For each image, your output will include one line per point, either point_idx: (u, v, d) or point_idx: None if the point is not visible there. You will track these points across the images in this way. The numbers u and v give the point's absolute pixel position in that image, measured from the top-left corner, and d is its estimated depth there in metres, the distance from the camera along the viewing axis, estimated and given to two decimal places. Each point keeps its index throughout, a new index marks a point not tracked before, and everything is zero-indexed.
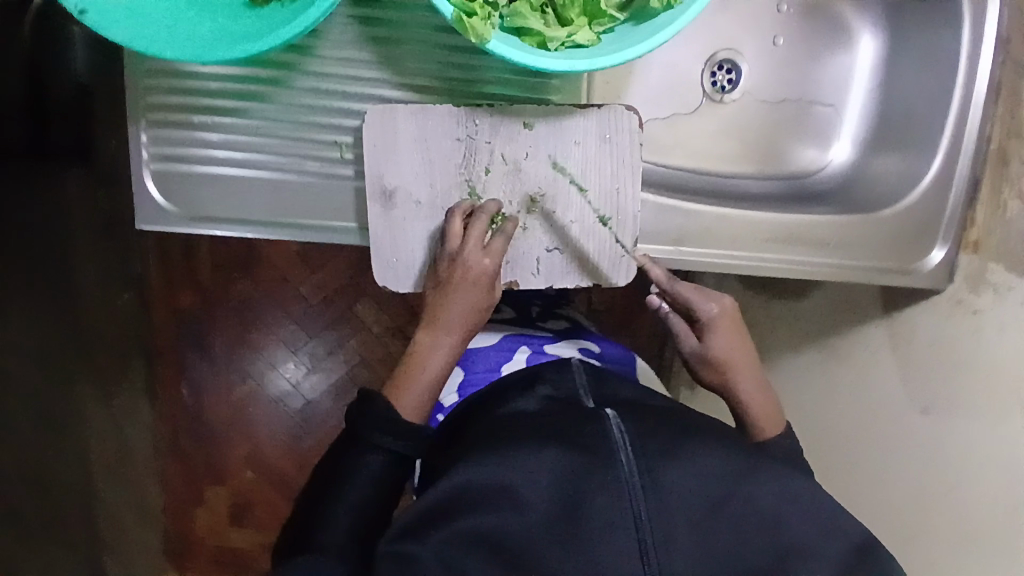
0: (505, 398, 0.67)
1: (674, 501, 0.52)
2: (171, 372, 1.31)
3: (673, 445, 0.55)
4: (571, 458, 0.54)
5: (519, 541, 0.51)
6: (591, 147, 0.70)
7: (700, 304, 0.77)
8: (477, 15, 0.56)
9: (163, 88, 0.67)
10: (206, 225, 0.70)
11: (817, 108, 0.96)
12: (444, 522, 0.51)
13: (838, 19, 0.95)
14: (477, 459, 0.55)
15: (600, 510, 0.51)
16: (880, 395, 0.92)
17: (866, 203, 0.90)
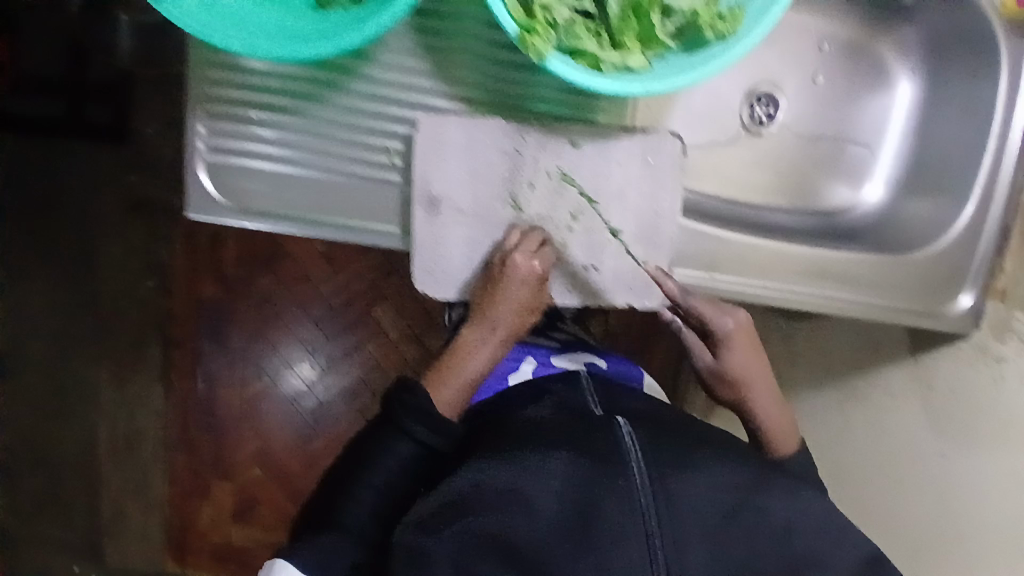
0: (525, 406, 0.75)
1: (682, 510, 0.60)
2: (186, 360, 1.31)
3: (680, 461, 0.64)
4: (582, 464, 0.63)
5: (534, 539, 0.59)
6: (634, 169, 0.72)
7: (717, 320, 0.79)
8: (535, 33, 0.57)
9: (226, 82, 0.69)
10: (252, 218, 0.72)
11: (852, 147, 0.97)
12: (465, 517, 0.60)
13: (878, 62, 0.96)
14: (498, 461, 0.64)
15: (611, 515, 0.60)
16: (900, 437, 0.92)
17: (898, 245, 0.90)
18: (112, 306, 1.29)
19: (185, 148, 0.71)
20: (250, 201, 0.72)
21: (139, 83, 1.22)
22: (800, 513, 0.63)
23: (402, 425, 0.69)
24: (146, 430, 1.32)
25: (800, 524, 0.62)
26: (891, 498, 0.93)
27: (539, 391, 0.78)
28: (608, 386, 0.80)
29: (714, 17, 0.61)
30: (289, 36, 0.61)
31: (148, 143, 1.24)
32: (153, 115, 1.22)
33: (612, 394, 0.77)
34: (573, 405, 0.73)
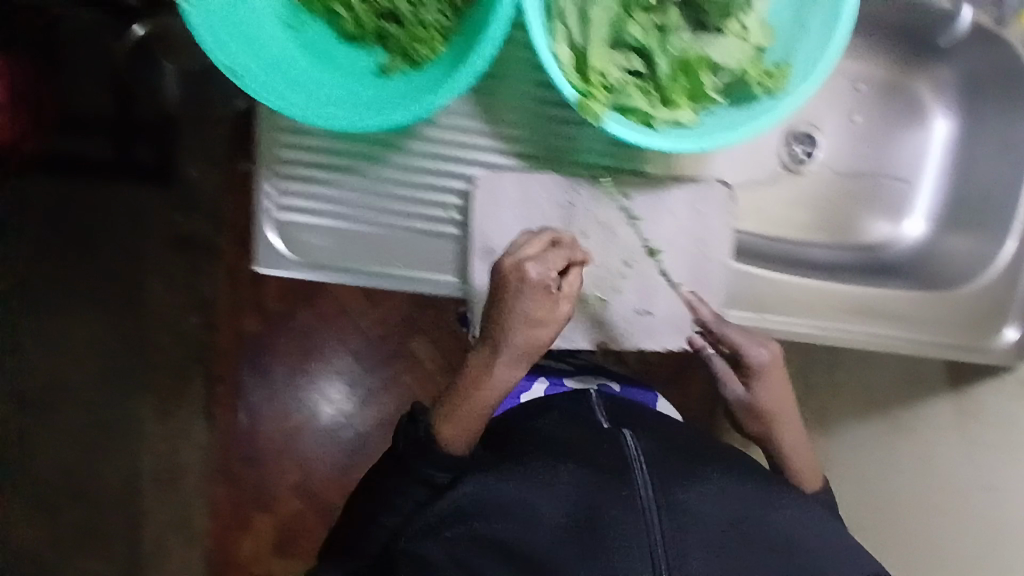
0: (539, 417, 0.78)
1: (683, 519, 0.64)
2: (228, 394, 1.30)
3: (682, 472, 0.69)
4: (587, 474, 0.67)
5: (540, 540, 0.64)
6: (684, 216, 0.74)
7: (752, 352, 0.73)
8: (592, 96, 0.60)
9: (293, 144, 0.73)
10: (318, 271, 0.75)
11: (890, 182, 0.98)
12: (471, 520, 0.65)
13: (914, 100, 0.98)
14: (505, 473, 0.68)
15: (614, 525, 0.63)
16: (949, 471, 0.91)
17: (939, 281, 0.92)
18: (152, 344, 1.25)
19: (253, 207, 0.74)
20: (314, 254, 0.75)
21: (184, 129, 1.20)
22: (799, 524, 0.67)
23: (416, 470, 0.68)
24: (189, 464, 1.28)
25: (800, 535, 0.66)
26: (933, 532, 0.92)
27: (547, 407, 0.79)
28: (614, 403, 0.82)
29: (762, 73, 0.64)
30: (362, 107, 0.63)
31: (193, 186, 1.23)
32: (198, 157, 1.22)
33: (626, 415, 0.80)
34: (582, 417, 0.77)
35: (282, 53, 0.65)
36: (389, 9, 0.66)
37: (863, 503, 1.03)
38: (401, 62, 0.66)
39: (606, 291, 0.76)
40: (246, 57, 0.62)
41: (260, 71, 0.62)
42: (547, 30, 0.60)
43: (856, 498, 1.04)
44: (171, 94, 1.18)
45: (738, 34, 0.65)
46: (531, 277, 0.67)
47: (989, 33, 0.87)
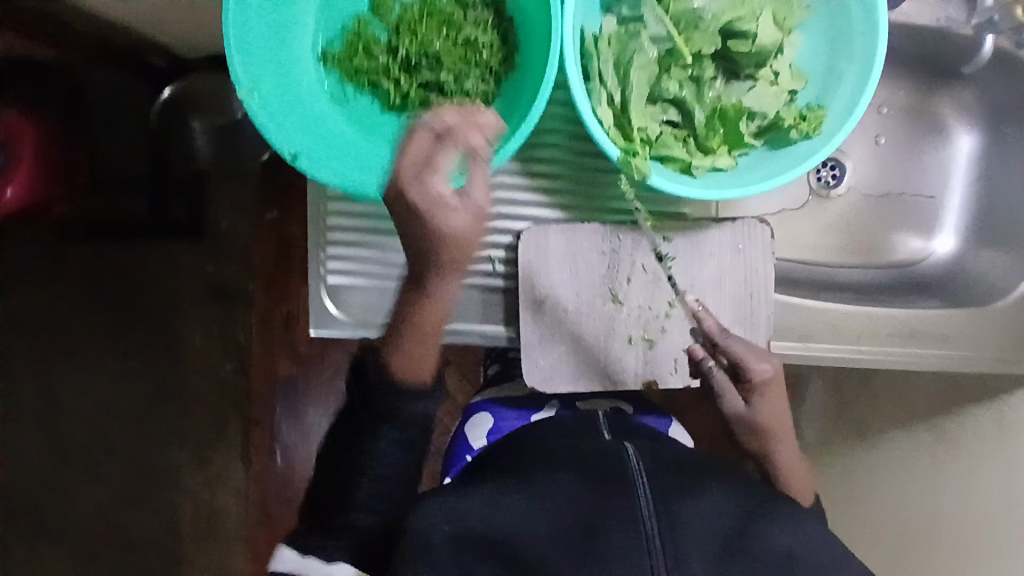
0: (546, 435, 0.78)
1: (686, 531, 0.62)
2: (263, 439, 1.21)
3: (683, 486, 0.66)
4: (587, 485, 0.66)
5: (536, 546, 0.62)
6: (725, 257, 0.77)
7: (756, 366, 0.74)
8: (639, 155, 0.62)
9: (343, 211, 0.75)
10: (373, 331, 0.77)
11: (919, 201, 0.99)
12: (467, 522, 0.63)
13: (938, 119, 0.99)
14: (502, 483, 0.67)
15: (616, 535, 0.62)
16: (991, 485, 0.86)
17: (974, 296, 0.92)
18: (191, 388, 1.19)
19: (305, 271, 0.76)
20: (365, 314, 0.77)
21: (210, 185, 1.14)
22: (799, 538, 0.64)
23: (377, 406, 0.69)
24: (226, 509, 1.21)
25: (800, 551, 0.63)
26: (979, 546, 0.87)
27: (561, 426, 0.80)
28: (628, 426, 0.82)
29: (797, 118, 0.66)
30: None
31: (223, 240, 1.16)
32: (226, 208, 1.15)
33: (632, 435, 0.78)
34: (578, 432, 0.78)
35: (333, 128, 0.68)
36: (432, 80, 0.69)
37: (898, 518, 0.98)
38: None
39: (653, 332, 0.77)
40: (302, 136, 0.65)
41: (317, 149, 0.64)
42: (588, 93, 0.62)
43: (896, 516, 0.98)
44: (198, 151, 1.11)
45: (768, 80, 0.68)
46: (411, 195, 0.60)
47: (1014, 57, 0.89)
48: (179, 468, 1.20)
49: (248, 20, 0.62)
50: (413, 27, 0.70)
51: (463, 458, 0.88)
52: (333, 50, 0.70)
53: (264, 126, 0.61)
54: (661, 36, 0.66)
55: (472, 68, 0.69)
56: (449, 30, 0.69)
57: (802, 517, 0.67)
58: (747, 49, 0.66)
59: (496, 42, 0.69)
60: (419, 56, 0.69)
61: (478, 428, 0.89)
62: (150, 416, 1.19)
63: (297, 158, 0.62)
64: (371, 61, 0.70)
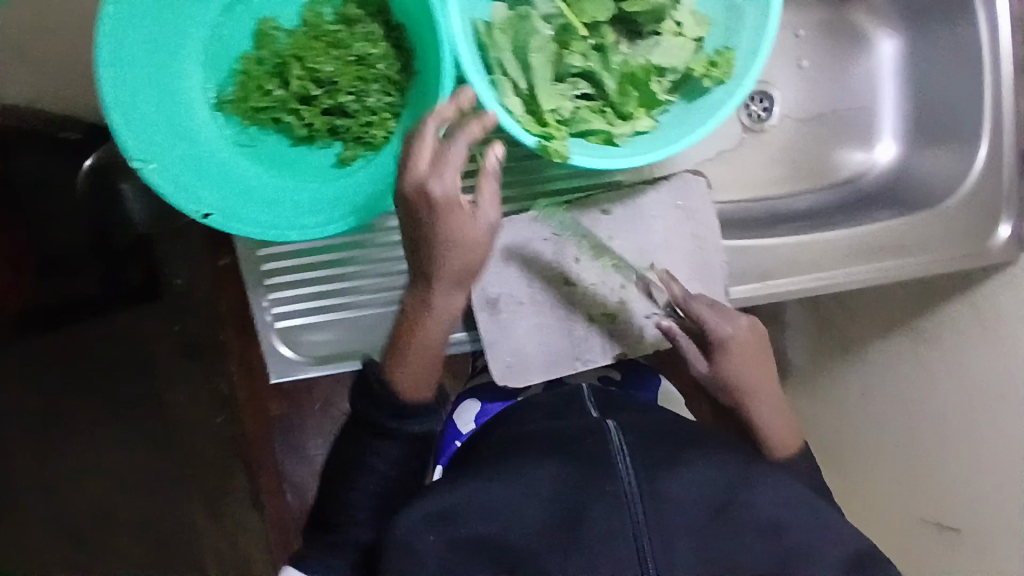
0: (519, 422, 0.73)
1: (673, 506, 0.58)
2: (272, 481, 1.14)
3: (665, 458, 0.62)
4: (571, 471, 0.61)
5: (518, 544, 0.58)
6: (670, 215, 0.76)
7: (718, 327, 0.71)
8: (556, 138, 0.61)
9: (278, 252, 0.74)
10: (333, 365, 0.76)
11: (853, 114, 0.99)
12: (450, 525, 0.58)
13: (857, 29, 0.98)
14: (481, 479, 0.62)
15: (600, 520, 0.57)
16: (980, 377, 0.87)
17: (924, 200, 0.92)
18: (191, 449, 1.16)
19: (255, 323, 0.75)
20: (326, 351, 0.77)
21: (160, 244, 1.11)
22: (787, 505, 0.59)
23: (377, 425, 0.65)
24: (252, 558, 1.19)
25: (787, 519, 0.58)
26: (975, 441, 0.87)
27: (545, 410, 0.73)
28: (616, 397, 0.75)
29: (706, 65, 0.64)
30: (334, 203, 0.65)
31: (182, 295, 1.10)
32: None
33: (616, 408, 0.72)
34: (564, 411, 0.72)
35: (241, 175, 0.68)
36: (332, 105, 0.68)
37: (894, 426, 0.98)
38: (361, 149, 0.69)
39: (613, 304, 0.76)
40: (211, 193, 0.65)
41: (231, 204, 0.64)
42: (492, 85, 0.61)
43: (893, 422, 0.98)
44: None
45: (673, 32, 0.66)
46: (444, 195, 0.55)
47: None
48: (195, 527, 1.18)
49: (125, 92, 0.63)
50: (299, 52, 0.68)
51: (451, 445, 0.85)
52: (225, 95, 0.69)
53: (168, 195, 0.61)
54: (552, 13, 0.64)
55: (371, 83, 0.68)
56: (337, 51, 0.68)
57: (787, 480, 0.62)
58: (640, 7, 0.65)
59: (390, 52, 0.67)
60: (312, 83, 0.68)
61: (464, 414, 0.85)
62: (158, 483, 1.18)
63: (209, 217, 0.62)
64: (267, 97, 0.69)
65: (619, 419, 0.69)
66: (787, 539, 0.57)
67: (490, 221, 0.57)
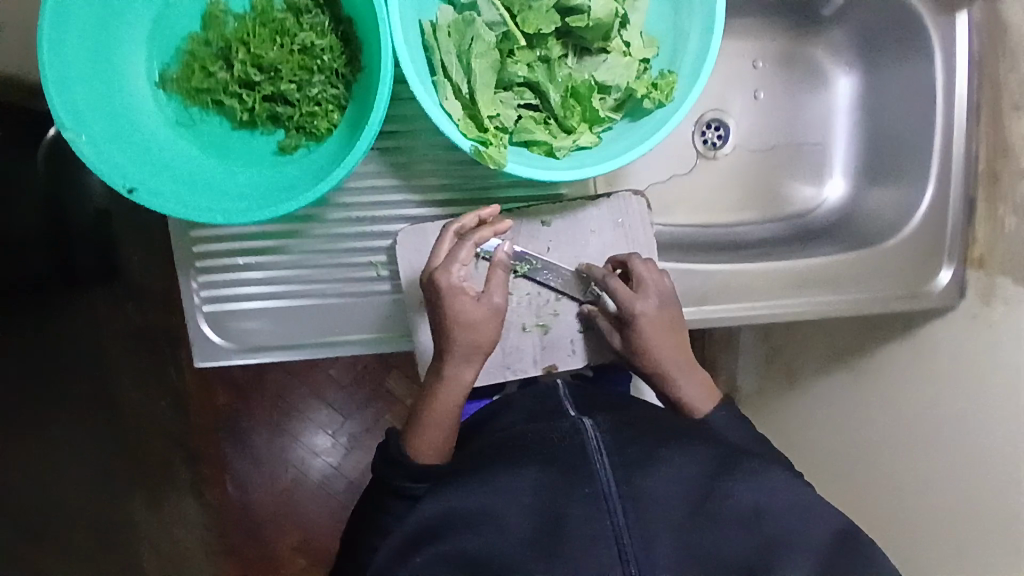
0: (497, 419, 0.73)
1: (653, 505, 0.57)
2: (215, 471, 1.23)
3: (643, 454, 0.60)
4: (550, 475, 0.60)
5: (501, 553, 0.57)
6: (608, 232, 0.79)
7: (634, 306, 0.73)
8: (491, 144, 0.62)
9: (212, 237, 0.76)
10: (259, 353, 0.80)
11: (806, 148, 1.00)
12: (434, 542, 0.57)
13: (816, 64, 1.00)
14: (461, 487, 0.60)
15: (581, 526, 0.56)
16: (919, 414, 0.89)
17: (870, 237, 0.93)
18: None
19: (183, 306, 0.78)
20: (250, 339, 0.80)
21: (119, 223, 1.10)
22: (766, 494, 0.59)
23: (394, 486, 0.68)
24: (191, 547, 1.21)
25: (767, 505, 0.59)
26: (906, 476, 0.89)
27: (507, 404, 0.74)
28: (592, 394, 0.74)
29: (648, 86, 0.65)
30: (268, 189, 0.66)
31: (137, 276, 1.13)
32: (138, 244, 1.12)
33: (597, 404, 0.70)
34: (543, 411, 0.70)
35: (178, 155, 0.68)
36: (274, 92, 0.68)
37: (832, 456, 1.00)
38: (303, 139, 0.69)
39: (546, 317, 0.79)
40: (142, 169, 0.65)
41: (161, 182, 0.64)
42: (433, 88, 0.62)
43: (832, 448, 1.00)
44: (99, 191, 1.05)
45: (620, 50, 0.68)
46: (453, 279, 0.68)
47: None
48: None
49: (62, 59, 0.62)
50: (245, 37, 0.68)
51: None
52: (170, 73, 0.70)
53: (94, 165, 0.61)
54: (496, 20, 0.65)
55: (315, 74, 0.68)
56: (283, 38, 0.68)
57: (767, 470, 0.61)
58: (584, 23, 0.65)
59: (336, 44, 0.67)
60: (254, 69, 0.68)
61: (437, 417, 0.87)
62: None
63: (132, 192, 0.62)
64: (211, 79, 0.69)
65: (598, 412, 0.67)
66: (766, 526, 0.58)
67: (492, 303, 0.70)
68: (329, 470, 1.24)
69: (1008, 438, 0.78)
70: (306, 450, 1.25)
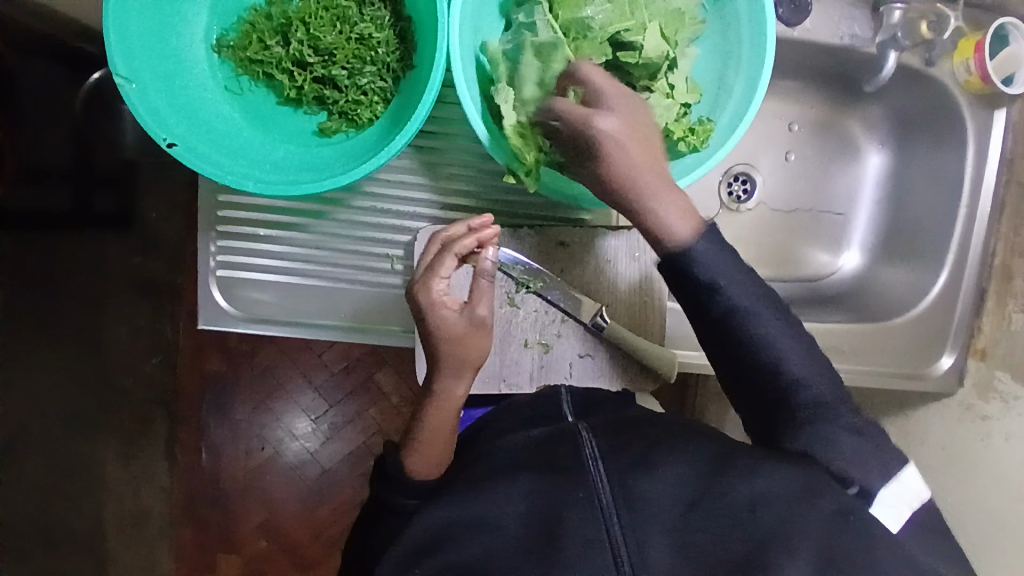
0: (496, 424, 0.74)
1: (649, 507, 0.55)
2: (190, 437, 1.22)
3: (638, 459, 0.59)
4: (543, 481, 0.59)
5: (494, 560, 0.54)
6: (622, 262, 0.81)
7: (578, 124, 0.60)
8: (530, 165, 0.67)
9: (238, 205, 0.77)
10: (262, 326, 0.81)
11: (828, 216, 1.00)
12: (434, 555, 0.56)
13: (847, 135, 1.01)
14: (458, 498, 0.60)
15: (576, 529, 0.54)
16: None
17: (877, 313, 0.94)
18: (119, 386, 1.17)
19: (198, 266, 0.79)
20: (258, 310, 0.81)
21: (146, 174, 1.10)
22: (768, 489, 0.56)
23: (392, 502, 0.66)
24: (153, 506, 1.20)
25: (765, 504, 0.55)
26: None
27: (503, 410, 0.76)
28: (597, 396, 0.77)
29: (686, 130, 0.67)
30: (301, 165, 0.68)
31: (154, 229, 1.13)
32: (161, 200, 1.12)
33: (598, 410, 0.73)
34: (545, 417, 0.72)
35: (221, 119, 0.70)
36: (325, 75, 0.70)
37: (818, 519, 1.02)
38: (343, 125, 0.71)
39: (549, 336, 0.80)
40: (183, 127, 0.66)
41: (199, 143, 0.66)
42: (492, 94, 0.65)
43: None
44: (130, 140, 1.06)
45: (664, 92, 0.68)
46: (435, 291, 0.64)
47: (918, 72, 0.90)
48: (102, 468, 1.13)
49: (128, 8, 0.64)
50: (306, 18, 0.70)
51: None
52: (227, 39, 0.72)
53: (140, 115, 0.63)
54: (551, 42, 0.65)
55: (367, 64, 0.69)
56: (342, 25, 0.70)
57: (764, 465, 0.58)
58: (635, 60, 0.66)
59: (392, 39, 0.69)
60: (310, 50, 0.69)
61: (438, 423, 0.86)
62: None
63: (172, 147, 0.64)
64: (265, 51, 0.71)
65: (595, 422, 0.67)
66: (761, 518, 0.54)
67: (475, 316, 0.65)
68: (305, 455, 1.24)
69: (985, 524, 0.81)
70: (285, 431, 1.24)
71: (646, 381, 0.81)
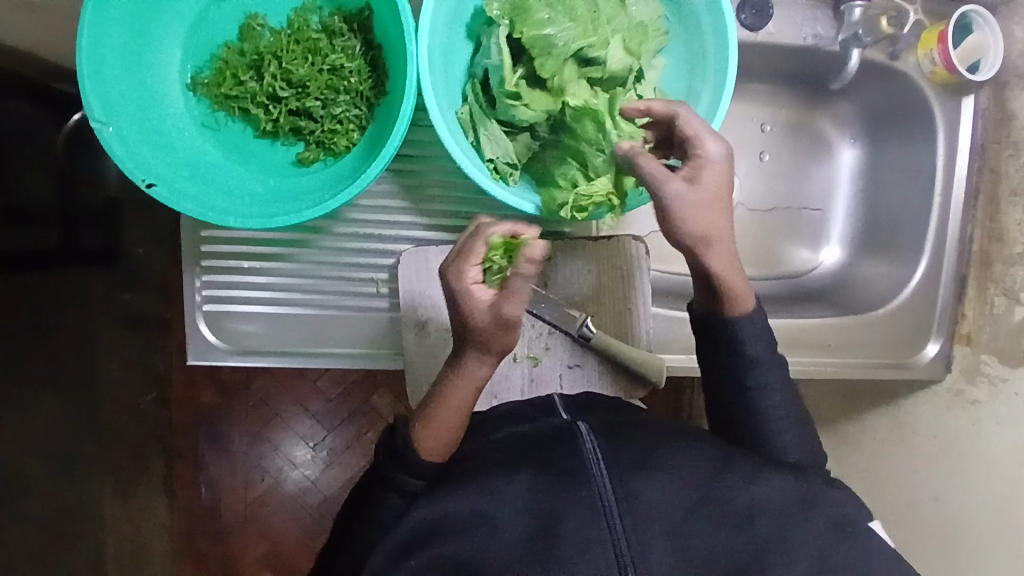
0: (491, 424, 0.74)
1: (648, 510, 0.56)
2: (188, 471, 1.20)
3: (637, 461, 0.60)
4: (543, 480, 0.60)
5: (492, 557, 0.56)
6: (603, 273, 0.83)
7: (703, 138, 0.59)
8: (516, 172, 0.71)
9: (221, 239, 0.78)
10: (251, 357, 0.81)
11: (807, 213, 1.02)
12: (430, 545, 0.57)
13: (820, 133, 1.02)
14: (454, 492, 0.60)
15: (575, 531, 0.56)
16: (903, 487, 0.92)
17: (861, 306, 0.95)
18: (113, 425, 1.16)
19: (184, 302, 0.79)
20: (246, 342, 0.81)
21: (129, 212, 1.11)
22: (762, 499, 0.58)
23: (388, 478, 0.66)
24: (153, 545, 1.19)
25: (762, 509, 0.57)
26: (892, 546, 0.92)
27: (498, 418, 0.75)
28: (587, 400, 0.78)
29: None
30: (279, 197, 0.69)
31: (141, 265, 1.13)
32: (148, 236, 1.12)
33: (590, 410, 0.74)
34: (534, 413, 0.74)
35: (200, 156, 0.72)
36: (300, 107, 0.71)
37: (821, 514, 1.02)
38: (321, 153, 0.72)
39: (537, 350, 0.83)
40: (162, 166, 0.68)
41: (178, 181, 0.67)
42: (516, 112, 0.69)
43: None
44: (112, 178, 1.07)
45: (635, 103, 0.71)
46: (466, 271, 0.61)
47: (886, 68, 0.92)
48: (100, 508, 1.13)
49: (101, 52, 0.66)
50: (278, 52, 0.71)
51: None
52: (201, 77, 0.73)
53: (118, 157, 0.64)
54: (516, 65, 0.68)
55: (341, 94, 0.71)
56: (314, 57, 0.71)
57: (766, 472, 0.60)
58: (599, 75, 0.69)
59: (364, 68, 0.70)
60: (282, 84, 0.70)
61: None
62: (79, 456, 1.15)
63: (152, 187, 0.64)
64: (240, 86, 0.72)
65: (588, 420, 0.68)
66: (759, 527, 0.56)
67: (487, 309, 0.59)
68: (305, 483, 1.23)
69: (982, 512, 0.82)
70: (283, 460, 1.23)
71: (636, 388, 0.83)
